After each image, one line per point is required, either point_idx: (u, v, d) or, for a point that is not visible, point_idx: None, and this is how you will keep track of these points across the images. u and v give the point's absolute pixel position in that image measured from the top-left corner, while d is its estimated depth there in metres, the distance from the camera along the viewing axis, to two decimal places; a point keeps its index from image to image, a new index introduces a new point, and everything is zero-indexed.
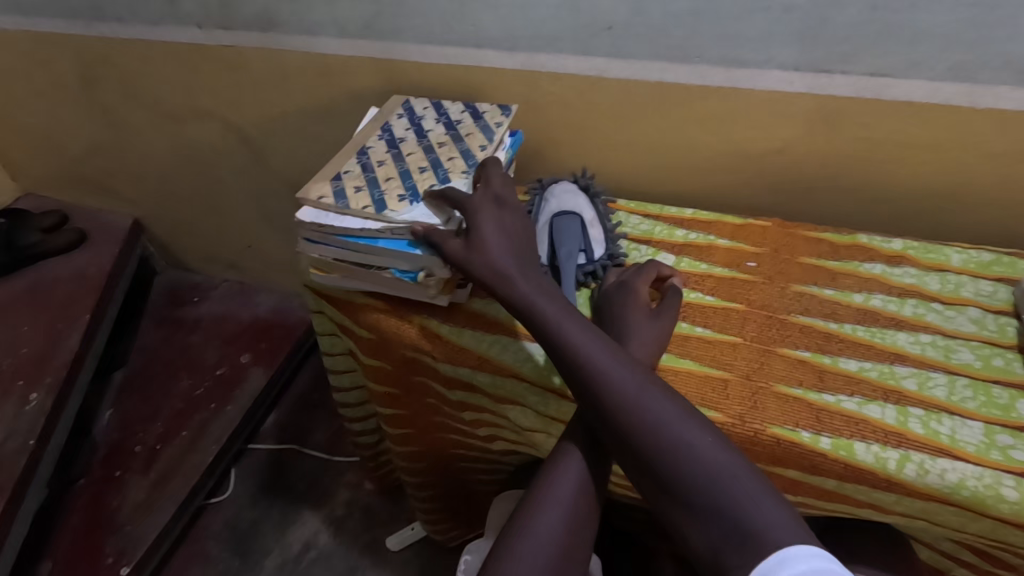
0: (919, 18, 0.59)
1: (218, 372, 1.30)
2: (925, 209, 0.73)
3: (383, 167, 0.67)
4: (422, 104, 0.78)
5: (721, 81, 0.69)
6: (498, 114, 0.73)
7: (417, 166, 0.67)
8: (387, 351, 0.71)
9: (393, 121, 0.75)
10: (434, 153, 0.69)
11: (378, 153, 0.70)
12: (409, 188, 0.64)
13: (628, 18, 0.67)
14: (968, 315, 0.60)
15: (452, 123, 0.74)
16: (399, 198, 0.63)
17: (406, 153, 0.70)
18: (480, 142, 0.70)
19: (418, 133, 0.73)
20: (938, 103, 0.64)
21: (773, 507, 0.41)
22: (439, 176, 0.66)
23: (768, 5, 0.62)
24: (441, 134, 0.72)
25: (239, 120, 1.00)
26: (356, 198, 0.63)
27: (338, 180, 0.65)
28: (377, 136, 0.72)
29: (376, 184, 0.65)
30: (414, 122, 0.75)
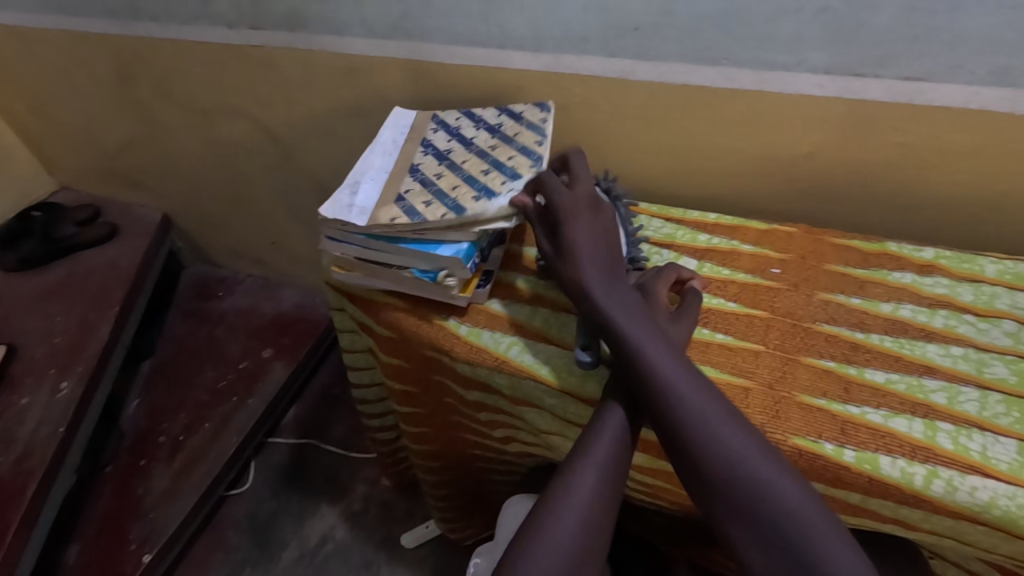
0: (957, 21, 0.57)
1: (241, 366, 1.32)
2: (960, 217, 0.71)
3: (443, 179, 0.66)
4: (454, 116, 0.76)
5: (749, 83, 0.68)
6: (536, 112, 0.72)
7: (478, 170, 0.66)
8: (406, 349, 0.71)
9: (431, 136, 0.73)
10: (490, 156, 0.68)
11: (431, 168, 0.68)
12: (481, 189, 0.63)
13: (656, 19, 0.67)
14: (1003, 328, 0.58)
15: (494, 127, 0.72)
16: (475, 198, 0.62)
17: (460, 161, 0.68)
18: (534, 138, 0.69)
19: (463, 142, 0.71)
20: (975, 109, 0.62)
21: (841, 547, 0.42)
22: (507, 173, 0.65)
23: (799, 7, 0.61)
24: (488, 139, 0.71)
25: (268, 118, 1.02)
26: (430, 211, 0.61)
27: (402, 201, 0.63)
28: (422, 153, 0.71)
29: (445, 194, 0.63)
30: (453, 133, 0.73)
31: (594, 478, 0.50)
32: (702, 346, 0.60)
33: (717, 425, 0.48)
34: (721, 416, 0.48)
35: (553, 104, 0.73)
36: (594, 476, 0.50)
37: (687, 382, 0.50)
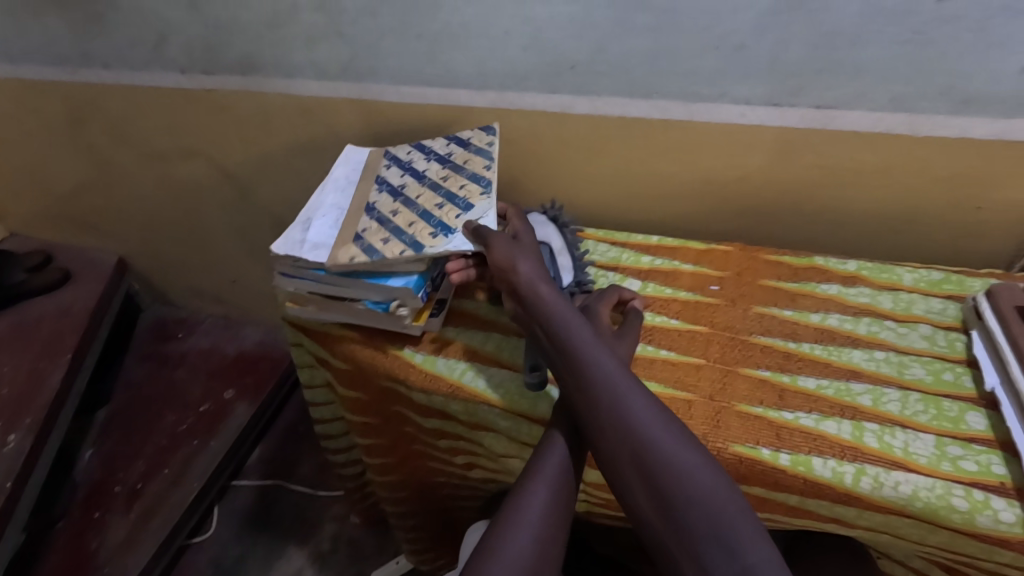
0: (858, 55, 0.63)
1: (202, 408, 1.29)
2: (881, 230, 0.76)
3: (399, 215, 0.66)
4: (404, 150, 0.77)
5: (680, 114, 0.72)
6: (483, 136, 0.75)
7: (432, 203, 0.67)
8: (364, 380, 0.72)
9: (383, 172, 0.74)
10: (442, 187, 0.69)
11: (386, 205, 0.69)
12: (437, 225, 0.64)
13: (590, 57, 0.71)
14: (920, 331, 0.63)
15: (444, 157, 0.74)
16: (432, 235, 0.63)
17: (414, 196, 0.69)
18: (484, 164, 0.71)
19: (416, 175, 0.72)
20: (883, 132, 0.68)
21: (763, 546, 0.43)
22: (461, 204, 0.66)
23: (718, 45, 0.66)
24: (439, 170, 0.72)
25: (224, 158, 1.03)
26: (388, 249, 0.62)
27: (360, 239, 0.64)
28: (376, 190, 0.71)
29: (401, 231, 0.64)
30: (405, 167, 0.74)
31: (544, 492, 0.51)
32: (647, 362, 0.63)
33: (655, 430, 0.49)
34: (661, 424, 0.50)
35: (498, 124, 0.76)
36: (544, 492, 0.51)
37: (628, 390, 0.52)
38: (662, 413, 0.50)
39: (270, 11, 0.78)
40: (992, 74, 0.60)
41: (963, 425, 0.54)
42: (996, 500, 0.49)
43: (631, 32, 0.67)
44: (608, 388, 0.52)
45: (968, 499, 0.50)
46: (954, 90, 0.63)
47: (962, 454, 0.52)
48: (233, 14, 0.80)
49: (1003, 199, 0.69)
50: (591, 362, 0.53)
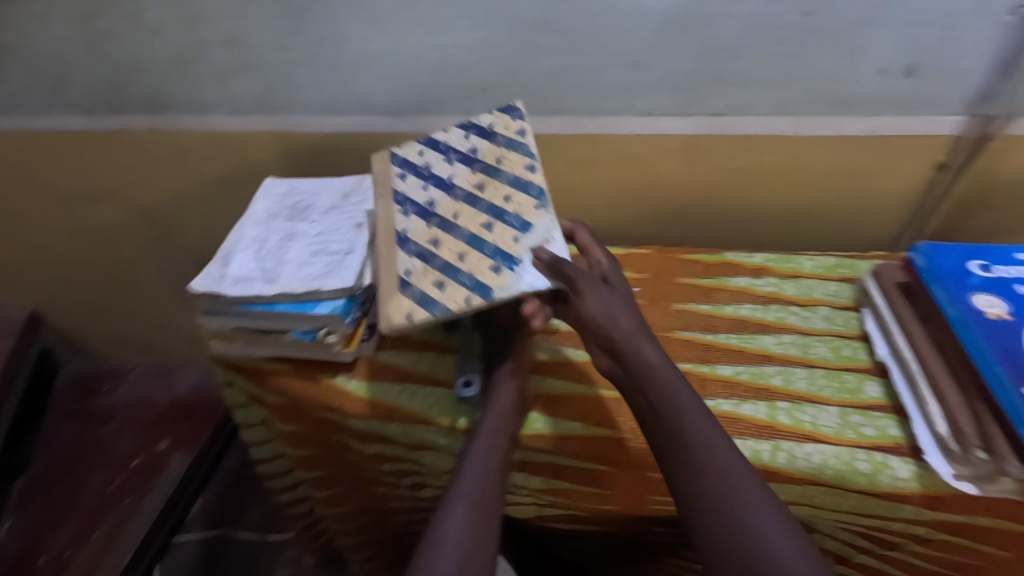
0: (742, 66, 0.68)
1: (133, 463, 1.22)
2: (782, 224, 0.83)
3: (442, 245, 0.57)
4: (415, 150, 0.66)
5: (590, 128, 0.76)
6: (508, 119, 0.63)
7: (477, 224, 0.57)
8: (300, 413, 0.71)
9: (402, 186, 0.64)
10: (481, 201, 0.59)
11: (422, 233, 0.59)
12: (493, 254, 0.54)
13: (500, 79, 0.73)
14: (820, 313, 0.68)
15: (469, 155, 0.63)
16: (493, 269, 0.53)
17: (450, 215, 0.59)
18: (524, 161, 0.60)
19: (442, 185, 0.62)
20: (772, 134, 0.73)
21: None
22: (514, 223, 0.56)
23: (616, 63, 0.70)
24: (470, 176, 0.61)
25: (140, 200, 0.99)
26: (448, 295, 0.53)
27: (407, 286, 0.56)
28: (402, 214, 0.62)
29: (454, 269, 0.55)
30: (426, 176, 0.63)
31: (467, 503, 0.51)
32: (579, 367, 0.66)
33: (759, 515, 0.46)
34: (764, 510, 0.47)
35: (522, 102, 0.64)
36: (466, 504, 0.51)
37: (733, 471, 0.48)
38: (771, 499, 0.48)
39: (176, 49, 0.77)
40: (856, 78, 0.68)
41: (862, 395, 0.60)
42: (894, 460, 0.54)
43: (535, 54, 0.70)
44: (708, 466, 0.49)
45: (870, 462, 0.54)
46: (827, 93, 0.69)
47: (863, 421, 0.57)
48: (138, 53, 0.78)
49: (881, 188, 0.77)
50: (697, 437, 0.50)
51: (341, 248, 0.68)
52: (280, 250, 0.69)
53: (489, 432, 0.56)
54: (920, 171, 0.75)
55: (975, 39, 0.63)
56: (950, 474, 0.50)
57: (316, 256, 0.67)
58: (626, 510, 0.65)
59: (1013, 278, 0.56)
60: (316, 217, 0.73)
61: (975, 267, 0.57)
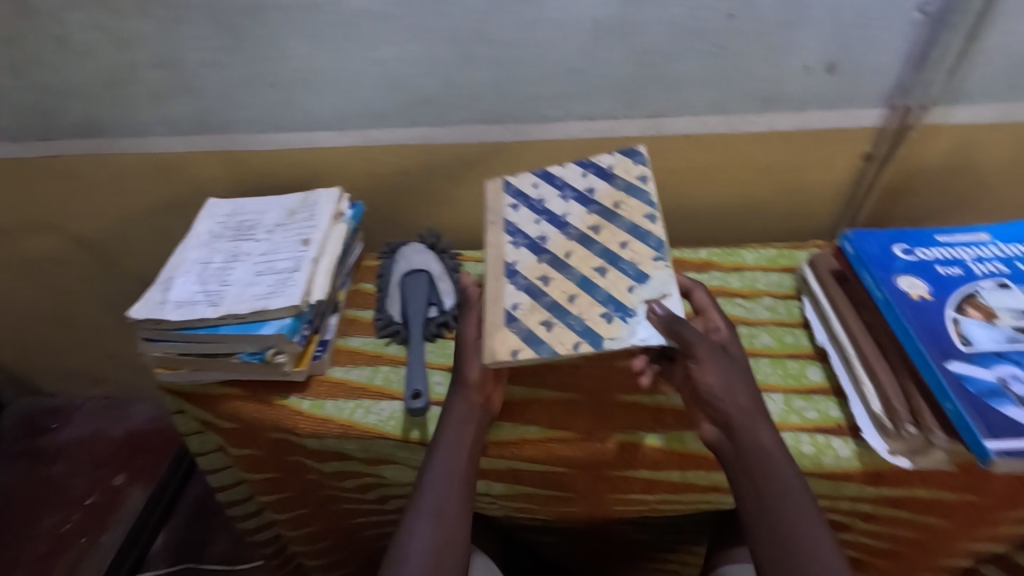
0: (675, 69, 0.71)
1: (88, 501, 1.18)
2: (726, 219, 0.85)
3: (553, 284, 0.57)
4: (530, 182, 0.67)
5: (534, 134, 0.77)
6: (629, 164, 0.64)
7: (590, 268, 0.57)
8: (254, 436, 0.70)
9: (513, 217, 0.64)
10: (597, 243, 0.59)
11: (532, 268, 0.59)
12: (606, 301, 0.54)
13: (441, 90, 0.74)
14: (764, 304, 0.70)
15: (586, 195, 0.63)
16: (606, 316, 0.53)
17: (562, 255, 0.59)
18: (644, 210, 0.60)
19: (555, 222, 0.62)
20: (709, 132, 0.76)
21: None
22: (630, 272, 0.56)
23: (554, 69, 0.71)
24: (585, 216, 0.62)
25: (80, 228, 0.96)
26: (555, 337, 0.52)
27: (514, 322, 0.54)
28: (511, 245, 0.61)
29: (564, 310, 0.54)
30: (539, 210, 0.64)
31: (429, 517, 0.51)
32: (534, 371, 0.66)
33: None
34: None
35: (644, 148, 0.65)
36: (428, 517, 0.51)
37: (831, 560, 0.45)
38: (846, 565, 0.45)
39: (107, 71, 0.75)
40: (782, 76, 0.70)
41: (804, 379, 0.61)
42: (835, 440, 0.55)
43: (474, 64, 0.71)
44: (789, 532, 0.46)
45: (813, 444, 0.55)
46: (756, 91, 0.72)
47: (806, 405, 0.59)
48: (67, 77, 0.76)
49: (816, 179, 0.80)
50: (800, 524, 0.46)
51: (287, 266, 0.67)
52: (224, 272, 0.67)
53: (452, 441, 0.55)
54: (850, 163, 0.78)
55: (888, 37, 0.66)
56: (885, 450, 0.53)
57: (262, 276, 0.66)
58: (590, 513, 0.66)
59: (935, 259, 0.59)
60: (262, 236, 0.72)
61: (899, 251, 0.60)
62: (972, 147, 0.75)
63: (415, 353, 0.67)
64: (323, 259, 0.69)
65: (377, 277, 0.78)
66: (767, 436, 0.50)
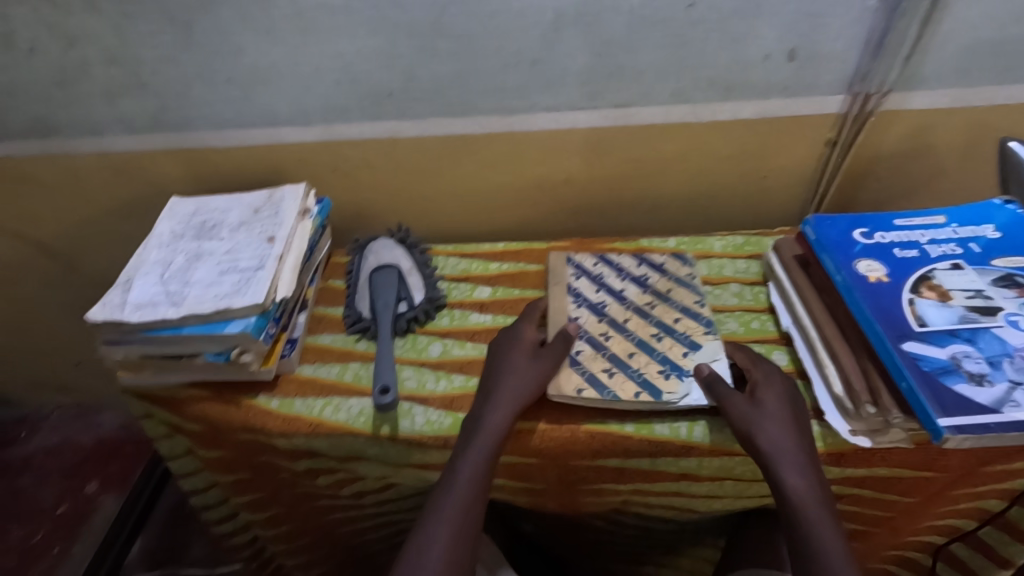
0: (637, 59, 0.71)
1: (59, 511, 1.15)
2: (695, 207, 0.86)
3: (613, 339, 0.64)
4: (589, 260, 0.74)
5: (500, 126, 0.77)
6: (680, 263, 0.73)
7: (647, 332, 0.65)
8: (222, 438, 0.69)
9: (575, 283, 0.71)
10: (652, 316, 0.67)
11: (593, 325, 0.66)
12: (662, 361, 0.61)
13: (404, 84, 0.73)
14: (730, 290, 0.71)
15: (641, 279, 0.71)
16: (664, 373, 0.60)
17: (620, 319, 0.66)
18: (693, 296, 0.68)
19: (614, 293, 0.69)
20: (673, 122, 0.76)
21: None
22: (684, 340, 0.63)
23: (517, 60, 0.71)
24: (641, 294, 0.69)
25: (37, 232, 0.93)
26: (616, 383, 0.59)
27: (579, 365, 0.61)
28: (574, 305, 0.68)
29: (624, 363, 0.61)
30: (597, 283, 0.71)
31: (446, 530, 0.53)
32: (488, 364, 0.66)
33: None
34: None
35: (691, 254, 0.74)
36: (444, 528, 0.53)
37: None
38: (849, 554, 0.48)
39: (56, 69, 0.73)
40: (743, 65, 0.71)
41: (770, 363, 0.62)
42: None
43: (435, 57, 0.70)
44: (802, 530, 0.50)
45: None
46: (717, 80, 0.72)
47: None
48: (13, 75, 0.73)
49: (779, 167, 0.81)
50: (830, 550, 0.48)
51: (251, 264, 0.66)
52: (186, 272, 0.66)
53: (476, 454, 0.55)
54: (812, 150, 0.79)
55: (844, 24, 0.67)
56: (847, 430, 0.53)
57: (225, 275, 0.65)
58: (565, 508, 0.68)
59: (892, 242, 0.60)
60: (225, 234, 0.71)
61: (858, 235, 0.61)
62: (928, 133, 0.77)
63: (383, 349, 0.66)
64: (288, 257, 0.68)
65: (347, 272, 0.76)
66: (801, 467, 0.52)
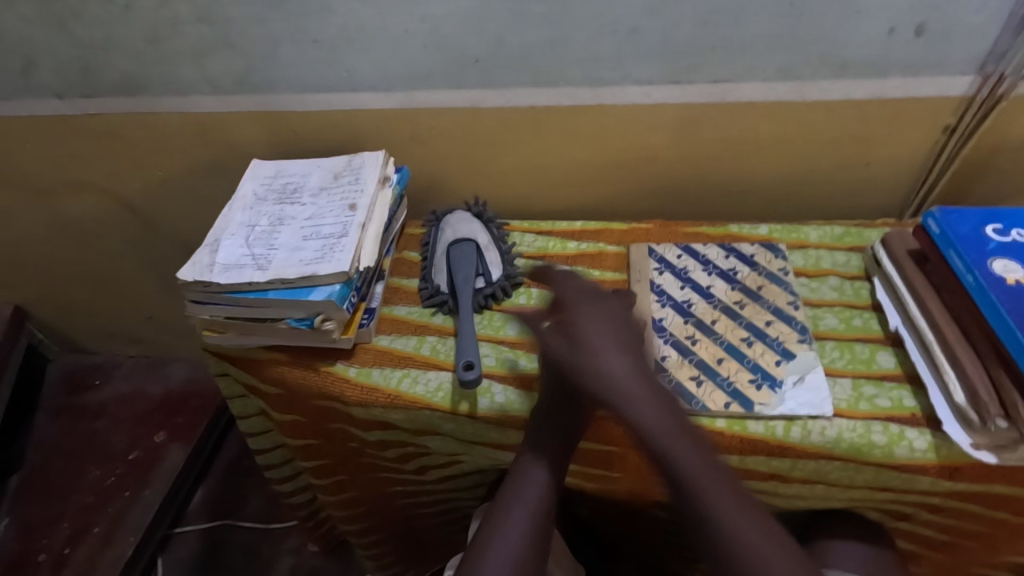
0: (743, 30, 0.66)
1: (131, 457, 1.20)
2: (786, 193, 0.81)
3: (701, 344, 0.61)
4: (673, 251, 0.70)
5: (588, 99, 0.73)
6: (771, 256, 0.68)
7: (737, 336, 0.61)
8: (297, 402, 0.69)
9: (658, 279, 0.67)
10: (742, 317, 0.63)
11: (679, 327, 0.62)
12: (753, 369, 0.58)
13: (492, 50, 0.70)
14: (829, 284, 0.66)
15: (729, 273, 0.67)
16: (755, 384, 0.57)
17: (708, 320, 0.63)
18: (786, 297, 0.64)
19: (700, 291, 0.66)
20: (775, 101, 0.71)
21: None
22: (776, 348, 0.60)
23: (614, 28, 0.67)
24: (729, 291, 0.65)
25: (121, 190, 0.95)
26: (705, 393, 0.57)
27: (665, 373, 0.58)
28: (658, 303, 0.65)
29: (713, 370, 0.58)
30: (682, 277, 0.67)
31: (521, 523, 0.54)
32: None
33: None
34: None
35: (783, 245, 0.70)
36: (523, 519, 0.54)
37: (770, 549, 0.45)
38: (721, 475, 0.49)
39: (148, 25, 0.73)
40: (863, 39, 0.65)
41: (874, 364, 0.58)
42: (910, 431, 0.53)
43: (527, 22, 0.67)
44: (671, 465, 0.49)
45: (885, 433, 0.53)
46: (830, 56, 0.67)
47: (876, 392, 0.56)
48: (108, 31, 0.74)
49: (886, 154, 0.75)
50: (711, 498, 0.48)
51: (333, 231, 0.65)
52: (270, 236, 0.66)
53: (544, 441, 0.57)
54: (927, 135, 0.73)
55: None
56: (969, 443, 0.50)
57: (308, 241, 0.64)
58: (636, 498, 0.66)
59: None
60: (306, 199, 0.71)
61: (991, 232, 0.56)
62: None
63: (465, 326, 0.65)
64: (370, 226, 0.67)
65: (421, 245, 0.75)
66: (666, 437, 0.50)
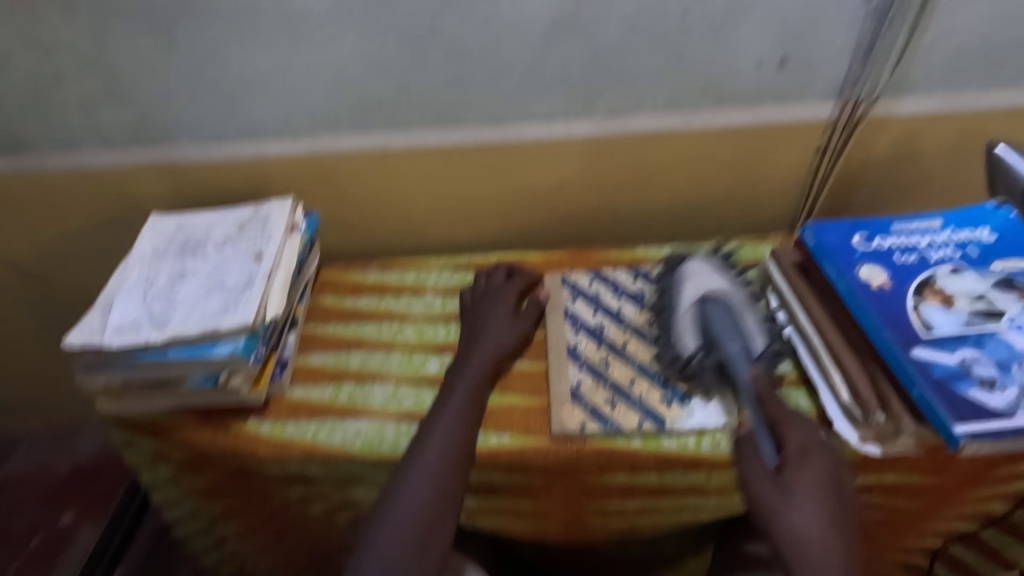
0: (629, 67, 0.70)
1: (30, 545, 1.08)
2: (689, 215, 0.85)
3: (614, 367, 0.63)
4: (585, 278, 0.72)
5: (493, 136, 0.75)
6: None
7: (647, 356, 0.63)
8: (209, 464, 0.65)
9: (571, 306, 0.69)
10: (651, 336, 0.65)
11: (592, 352, 0.64)
12: (663, 386, 0.61)
13: (393, 94, 0.71)
14: None
15: (637, 295, 0.70)
16: (666, 401, 0.59)
17: (620, 342, 0.65)
18: None
19: (610, 314, 0.68)
20: (666, 130, 0.76)
21: None
22: None
23: (510, 70, 0.70)
24: (638, 312, 0.68)
25: (8, 253, 0.88)
26: (620, 415, 0.58)
27: (580, 399, 0.60)
28: (573, 330, 0.67)
29: (625, 391, 0.60)
30: (593, 302, 0.69)
31: (421, 508, 0.51)
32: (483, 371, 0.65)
33: None
34: None
35: None
36: (425, 486, 0.52)
37: None
38: None
39: (29, 80, 0.70)
40: (736, 71, 0.71)
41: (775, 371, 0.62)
42: None
43: (425, 66, 0.69)
44: None
45: None
46: (709, 88, 0.72)
47: None
48: None
49: (772, 173, 0.81)
50: None
51: (237, 283, 0.63)
52: (169, 292, 0.63)
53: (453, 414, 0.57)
54: (804, 155, 0.79)
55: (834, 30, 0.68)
56: (857, 439, 0.53)
57: (211, 294, 0.62)
58: (570, 529, 0.65)
59: (891, 247, 0.60)
60: (209, 251, 0.68)
61: (858, 241, 0.61)
62: (915, 138, 0.78)
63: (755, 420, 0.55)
64: (277, 274, 0.65)
65: (658, 295, 0.66)
66: None
